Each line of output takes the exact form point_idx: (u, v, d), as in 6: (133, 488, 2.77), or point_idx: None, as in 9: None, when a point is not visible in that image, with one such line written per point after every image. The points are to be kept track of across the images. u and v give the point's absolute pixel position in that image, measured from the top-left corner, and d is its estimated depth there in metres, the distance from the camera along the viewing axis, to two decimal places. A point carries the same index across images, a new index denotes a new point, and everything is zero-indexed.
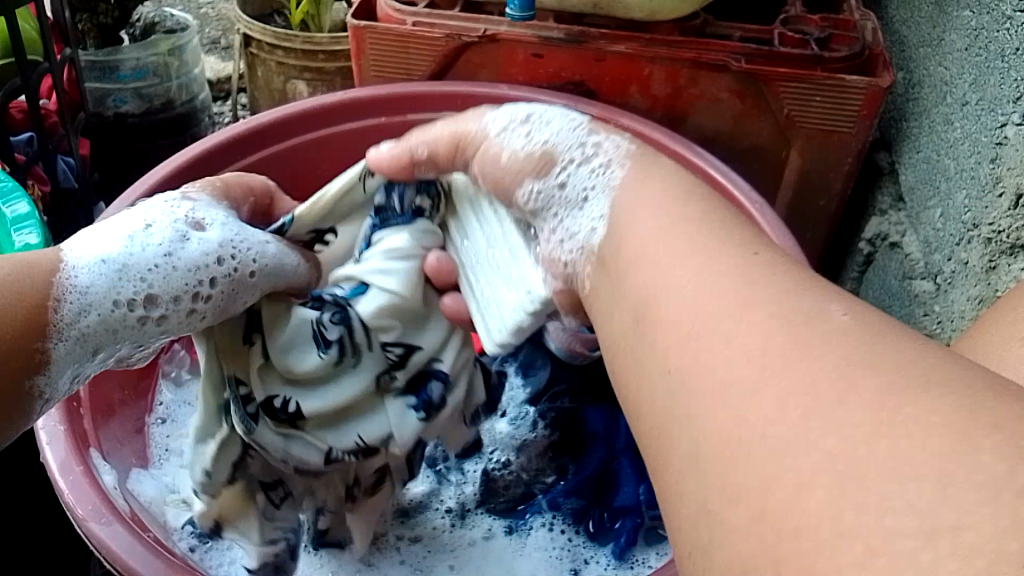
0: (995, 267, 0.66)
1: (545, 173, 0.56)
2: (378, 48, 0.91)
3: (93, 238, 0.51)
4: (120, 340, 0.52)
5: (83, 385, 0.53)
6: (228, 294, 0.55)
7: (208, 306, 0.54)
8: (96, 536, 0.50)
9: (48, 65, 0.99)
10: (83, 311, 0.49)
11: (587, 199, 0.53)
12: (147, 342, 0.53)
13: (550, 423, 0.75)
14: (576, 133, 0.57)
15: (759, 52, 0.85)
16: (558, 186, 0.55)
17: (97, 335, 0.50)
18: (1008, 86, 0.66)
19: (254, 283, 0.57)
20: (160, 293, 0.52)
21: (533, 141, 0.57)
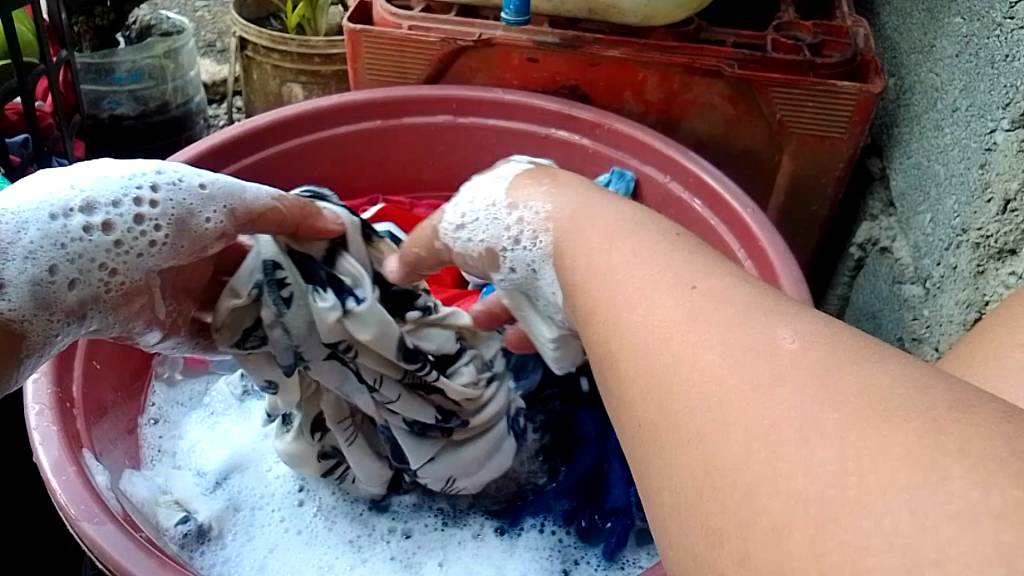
0: (983, 272, 0.66)
1: (498, 265, 0.55)
2: (374, 52, 0.91)
3: (27, 181, 0.52)
4: (74, 261, 0.51)
5: (60, 322, 0.51)
6: (182, 213, 0.55)
7: (157, 213, 0.54)
8: (87, 535, 0.50)
9: (44, 67, 0.99)
10: (20, 227, 0.49)
11: (541, 273, 0.52)
12: (108, 265, 0.52)
13: (541, 427, 0.76)
14: (497, 215, 0.54)
15: (751, 57, 0.85)
16: (512, 271, 0.54)
17: (44, 254, 0.49)
18: (997, 93, 0.66)
19: (208, 222, 0.56)
20: (100, 205, 0.52)
21: (475, 235, 0.55)
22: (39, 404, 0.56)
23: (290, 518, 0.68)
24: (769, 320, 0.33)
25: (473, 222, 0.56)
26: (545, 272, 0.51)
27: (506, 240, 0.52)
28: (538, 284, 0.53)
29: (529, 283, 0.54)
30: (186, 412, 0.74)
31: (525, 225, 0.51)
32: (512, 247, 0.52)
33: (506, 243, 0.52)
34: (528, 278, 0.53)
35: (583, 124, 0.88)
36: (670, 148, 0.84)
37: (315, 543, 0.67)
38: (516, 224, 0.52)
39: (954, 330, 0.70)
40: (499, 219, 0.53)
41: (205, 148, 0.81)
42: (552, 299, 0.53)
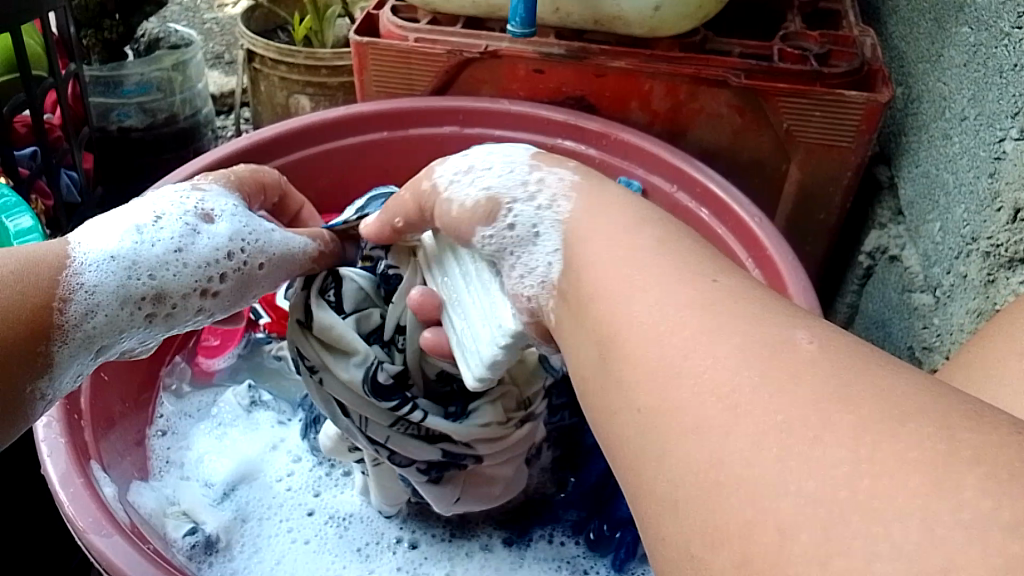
0: (994, 281, 0.66)
1: (492, 218, 0.53)
2: (381, 64, 0.91)
3: (104, 229, 0.56)
4: (123, 339, 0.56)
5: (85, 377, 0.58)
6: (240, 289, 0.61)
7: (215, 297, 0.59)
8: (95, 547, 0.50)
9: (53, 80, 0.99)
10: (93, 312, 0.53)
11: (539, 233, 0.50)
12: (149, 340, 0.59)
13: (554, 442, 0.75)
14: (516, 173, 0.54)
15: (758, 67, 0.85)
16: (506, 226, 0.52)
17: (101, 337, 0.55)
18: (1005, 102, 0.66)
19: (252, 293, 0.62)
20: (171, 297, 0.57)
21: (476, 187, 0.55)
22: (47, 416, 0.56)
23: (298, 529, 0.68)
24: (780, 342, 0.33)
25: (477, 174, 0.55)
26: (546, 234, 0.49)
27: (518, 191, 0.52)
28: (529, 246, 0.50)
29: (519, 243, 0.51)
30: (193, 423, 0.74)
31: (541, 184, 0.52)
32: (521, 199, 0.52)
33: (516, 194, 0.52)
34: (520, 236, 0.51)
35: (588, 134, 0.88)
36: (675, 157, 0.84)
37: (323, 553, 0.67)
38: (534, 182, 0.52)
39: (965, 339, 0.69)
40: (515, 174, 0.53)
41: (213, 160, 0.81)
42: (539, 262, 0.49)
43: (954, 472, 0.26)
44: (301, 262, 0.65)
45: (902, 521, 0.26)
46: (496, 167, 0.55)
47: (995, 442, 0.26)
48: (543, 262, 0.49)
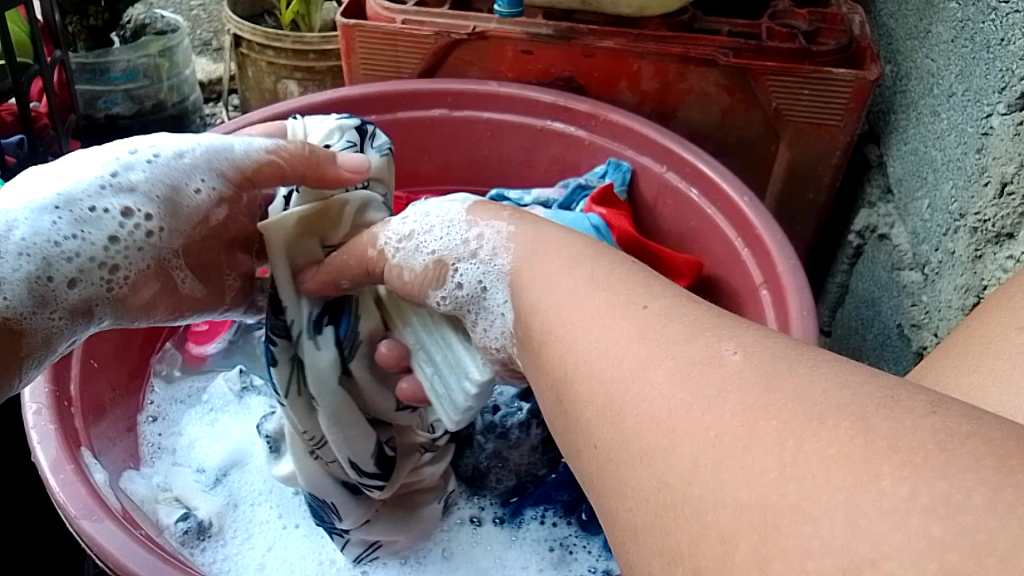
0: (981, 257, 0.66)
1: (443, 280, 0.54)
2: (368, 46, 0.91)
3: (12, 182, 0.50)
4: (75, 261, 0.50)
5: (70, 317, 0.51)
6: (166, 190, 0.54)
7: (141, 203, 0.53)
8: (87, 532, 0.50)
9: (38, 67, 0.98)
10: (10, 227, 0.48)
11: (488, 289, 0.51)
12: (104, 260, 0.52)
13: (543, 422, 0.70)
14: (456, 230, 0.54)
15: (746, 46, 0.84)
16: (458, 286, 0.53)
17: (39, 250, 0.48)
18: (993, 77, 0.66)
19: (196, 203, 0.56)
20: (85, 202, 0.51)
21: (422, 246, 0.55)
22: (37, 403, 0.56)
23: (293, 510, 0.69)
24: (788, 328, 0.34)
25: (421, 234, 0.56)
26: (495, 290, 0.51)
27: (461, 252, 0.53)
28: (483, 302, 0.52)
29: (473, 301, 0.52)
30: (186, 409, 0.74)
31: (482, 241, 0.52)
32: (465, 260, 0.52)
33: (460, 255, 0.53)
34: (472, 295, 0.52)
35: (577, 115, 0.88)
36: (665, 137, 0.84)
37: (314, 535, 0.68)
38: (475, 240, 0.53)
39: (953, 314, 0.70)
40: (455, 233, 0.54)
41: None
42: (496, 317, 0.51)
43: (891, 458, 0.26)
44: (272, 158, 0.57)
45: (838, 506, 0.26)
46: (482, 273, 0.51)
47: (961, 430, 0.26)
48: (501, 317, 0.51)
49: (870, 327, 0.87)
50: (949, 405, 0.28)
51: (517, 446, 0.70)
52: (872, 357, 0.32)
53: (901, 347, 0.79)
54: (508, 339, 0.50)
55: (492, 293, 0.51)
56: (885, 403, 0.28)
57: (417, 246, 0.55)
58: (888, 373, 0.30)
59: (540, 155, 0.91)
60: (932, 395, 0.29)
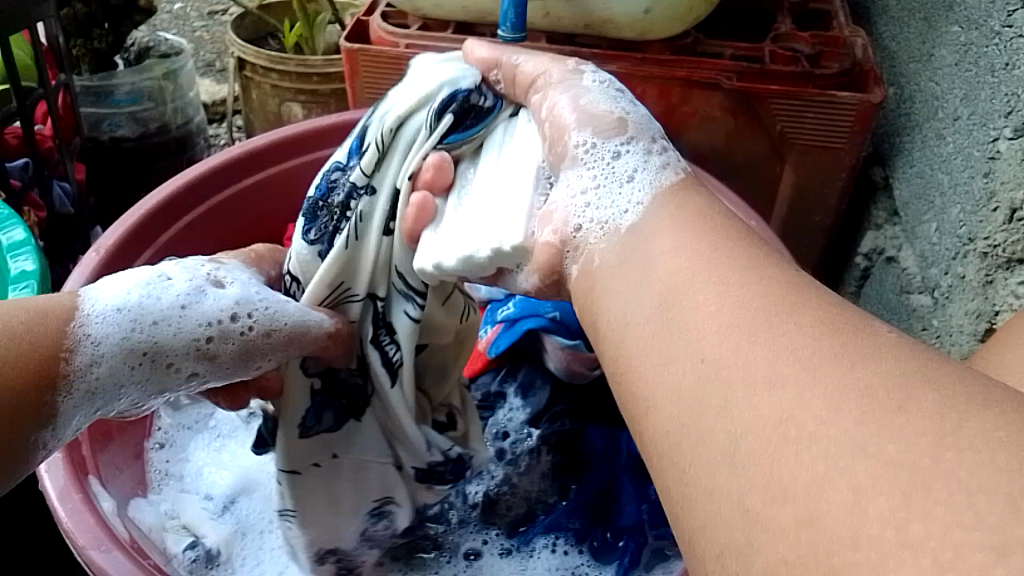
0: (992, 281, 0.66)
1: (616, 129, 0.53)
2: (373, 70, 0.91)
3: (115, 282, 0.54)
4: (132, 398, 0.54)
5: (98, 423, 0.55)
6: (241, 359, 0.56)
7: (213, 367, 0.56)
8: (95, 562, 0.49)
9: (43, 91, 0.98)
10: (95, 361, 0.52)
11: (632, 176, 0.50)
12: (153, 399, 0.55)
13: (552, 449, 0.74)
14: (652, 130, 0.55)
15: (750, 69, 0.85)
16: (617, 145, 0.52)
17: (106, 387, 0.52)
18: (999, 101, 0.66)
19: (257, 371, 0.58)
20: (169, 357, 0.54)
21: (617, 108, 0.56)
22: None
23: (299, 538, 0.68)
24: (811, 357, 0.34)
25: (625, 104, 0.57)
26: (636, 183, 0.50)
27: (644, 141, 0.53)
28: (615, 178, 0.50)
29: (607, 169, 0.51)
30: (192, 435, 0.73)
31: (663, 154, 0.53)
32: (636, 144, 0.52)
33: (639, 139, 0.53)
34: (612, 167, 0.51)
35: None
36: None
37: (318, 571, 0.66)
38: (658, 149, 0.53)
39: (964, 339, 0.70)
40: (647, 132, 0.54)
41: (206, 169, 0.82)
42: (612, 202, 0.49)
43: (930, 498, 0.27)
44: (317, 340, 0.58)
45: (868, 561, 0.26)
46: (615, 169, 0.51)
47: None
48: (616, 214, 0.48)
49: None
50: (977, 446, 0.28)
51: (526, 473, 0.72)
52: (897, 386, 0.32)
53: None
54: (607, 226, 0.48)
55: (631, 189, 0.50)
56: None
57: (597, 98, 0.57)
58: (915, 409, 0.31)
59: None
60: (959, 431, 0.29)
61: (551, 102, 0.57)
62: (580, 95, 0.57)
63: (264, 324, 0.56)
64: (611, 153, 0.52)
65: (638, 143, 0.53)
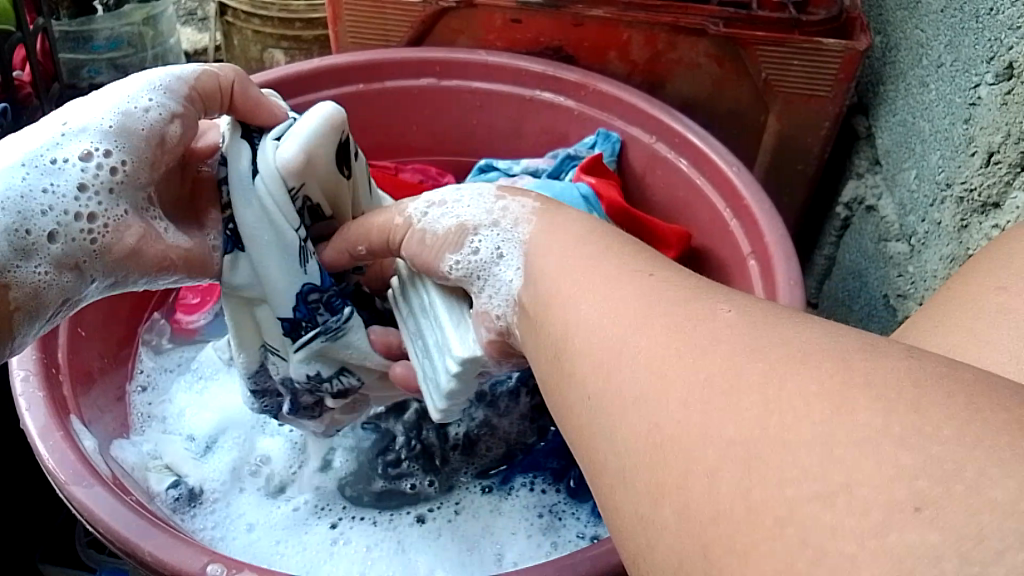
0: (967, 226, 0.67)
1: (461, 245, 0.53)
2: (355, 14, 0.90)
3: None
4: (48, 213, 0.47)
5: (53, 270, 0.47)
6: (120, 121, 0.49)
7: (100, 141, 0.48)
8: (77, 499, 0.50)
9: (21, 34, 0.97)
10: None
11: (504, 257, 0.50)
12: (76, 211, 0.48)
13: (532, 389, 0.72)
14: (483, 200, 0.54)
15: (738, 15, 0.84)
16: (472, 251, 0.52)
17: (12, 203, 0.46)
18: (981, 47, 0.66)
19: (142, 135, 0.50)
20: (55, 151, 0.48)
21: (448, 215, 0.54)
22: (25, 370, 0.57)
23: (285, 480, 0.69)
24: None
25: (450, 205, 0.55)
26: (509, 258, 0.50)
27: (484, 219, 0.52)
28: (494, 270, 0.50)
29: (484, 268, 0.51)
30: (174, 378, 0.75)
31: (506, 213, 0.52)
32: (488, 228, 0.52)
33: (483, 222, 0.52)
34: (485, 262, 0.51)
35: (566, 84, 0.87)
36: (653, 107, 0.84)
37: (294, 517, 0.66)
38: (500, 211, 0.53)
39: (938, 285, 0.71)
40: (484, 204, 0.54)
41: None
42: (501, 284, 0.50)
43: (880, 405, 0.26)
44: (193, 86, 0.53)
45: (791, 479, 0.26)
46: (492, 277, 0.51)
47: (944, 373, 0.26)
48: (506, 283, 0.49)
49: (857, 297, 0.88)
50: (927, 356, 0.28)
51: (506, 415, 0.72)
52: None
53: (886, 316, 0.80)
54: (513, 306, 0.49)
55: (504, 264, 0.50)
56: (868, 350, 0.28)
57: (430, 222, 0.55)
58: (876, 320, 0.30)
59: (528, 127, 0.91)
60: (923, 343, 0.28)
61: (409, 235, 0.55)
62: (416, 230, 0.55)
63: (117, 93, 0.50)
64: (474, 256, 0.52)
65: (485, 227, 0.52)
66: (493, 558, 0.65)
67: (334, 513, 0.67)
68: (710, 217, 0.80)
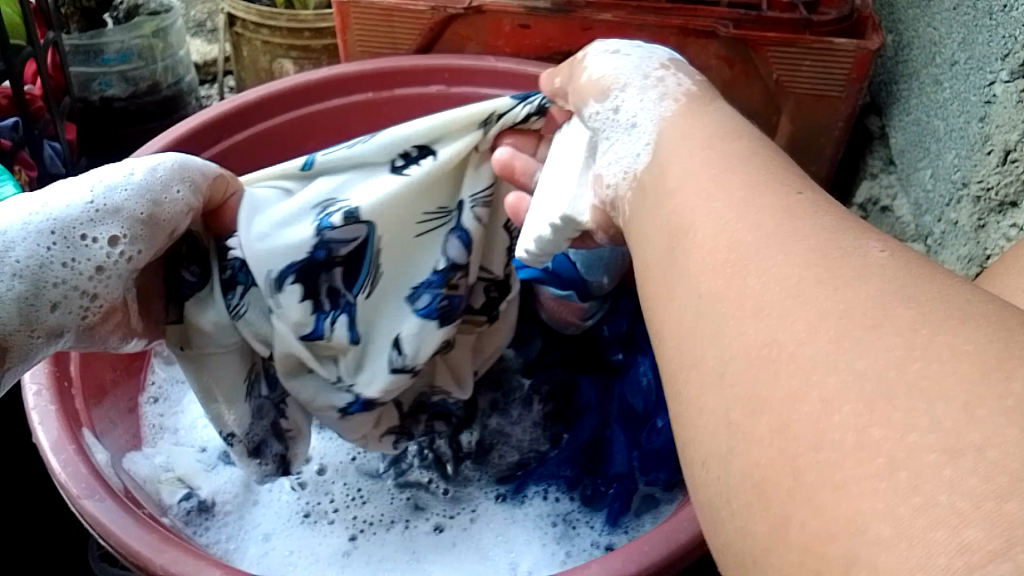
0: (985, 226, 0.66)
1: (605, 96, 0.52)
2: (363, 23, 0.90)
3: (15, 201, 0.53)
4: (60, 286, 0.52)
5: (38, 335, 0.52)
6: (147, 208, 0.55)
7: (126, 231, 0.54)
8: (89, 513, 0.50)
9: (31, 49, 0.97)
10: (10, 248, 0.50)
11: (635, 127, 0.48)
12: (86, 290, 0.53)
13: (544, 398, 0.74)
14: (645, 66, 0.53)
15: (747, 16, 0.83)
16: (612, 109, 0.51)
17: (31, 272, 0.50)
18: (996, 44, 0.65)
19: (154, 220, 0.55)
20: (77, 229, 0.52)
21: (613, 64, 0.54)
22: (37, 383, 0.56)
23: (302, 494, 0.68)
24: (814, 273, 0.32)
25: (622, 56, 0.55)
26: (641, 126, 0.48)
27: (638, 80, 0.51)
28: (620, 138, 0.49)
29: (611, 129, 0.50)
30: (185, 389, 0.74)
31: (660, 81, 0.51)
32: (638, 86, 0.51)
33: (635, 82, 0.51)
34: (615, 121, 0.50)
35: None
36: None
37: (306, 528, 0.66)
38: (655, 78, 0.51)
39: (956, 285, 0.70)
40: (645, 67, 0.52)
41: (195, 125, 0.81)
42: (625, 154, 0.47)
43: None
44: (201, 185, 0.59)
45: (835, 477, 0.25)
46: (621, 121, 0.49)
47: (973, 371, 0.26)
48: (632, 154, 0.47)
49: None
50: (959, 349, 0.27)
51: (518, 423, 0.74)
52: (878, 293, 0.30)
53: None
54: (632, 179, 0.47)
55: (637, 132, 0.47)
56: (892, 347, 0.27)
57: (596, 65, 0.55)
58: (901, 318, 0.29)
59: None
60: (954, 338, 0.27)
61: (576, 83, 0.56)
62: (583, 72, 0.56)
63: (162, 181, 0.56)
64: (613, 111, 0.51)
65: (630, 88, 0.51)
66: (507, 567, 0.64)
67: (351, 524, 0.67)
68: None
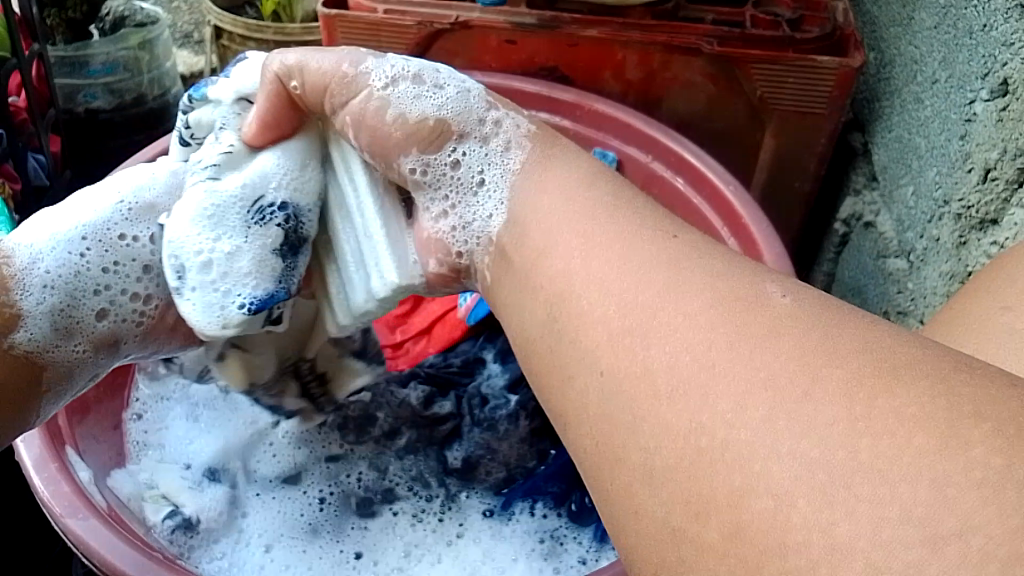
0: (966, 243, 0.67)
1: (438, 143, 0.56)
2: (350, 37, 0.90)
3: (37, 222, 0.55)
4: (100, 292, 0.55)
5: (91, 347, 0.56)
6: None
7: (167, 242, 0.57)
8: (70, 530, 0.50)
9: (16, 61, 0.96)
10: (42, 261, 0.53)
11: (483, 187, 0.55)
12: (138, 292, 0.57)
13: (531, 412, 0.73)
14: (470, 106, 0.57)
15: (732, 34, 0.84)
16: (449, 162, 0.56)
17: (63, 282, 0.54)
18: (976, 64, 0.66)
19: None
20: (111, 231, 0.56)
21: (430, 104, 0.56)
22: None
23: (298, 511, 0.68)
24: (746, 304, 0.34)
25: (434, 93, 0.56)
26: (490, 196, 0.54)
27: (475, 133, 0.56)
28: (474, 200, 0.55)
29: (461, 197, 0.56)
30: (168, 406, 0.73)
31: (498, 128, 0.56)
32: (478, 144, 0.56)
33: (473, 136, 0.56)
34: (462, 193, 0.56)
35: (561, 105, 0.87)
36: (651, 127, 0.84)
37: (293, 547, 0.66)
38: (491, 124, 0.56)
39: (938, 301, 0.71)
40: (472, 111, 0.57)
41: None
42: (483, 211, 0.54)
43: None
44: None
45: None
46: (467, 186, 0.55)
47: None
48: (484, 220, 0.54)
49: (856, 315, 0.88)
50: None
51: (506, 438, 0.72)
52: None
53: (888, 333, 0.80)
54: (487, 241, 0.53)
55: (487, 190, 0.54)
56: None
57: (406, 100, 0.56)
58: None
59: None
60: None
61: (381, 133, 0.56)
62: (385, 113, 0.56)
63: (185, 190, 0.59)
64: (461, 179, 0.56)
65: (472, 140, 0.56)
66: None
67: (355, 540, 0.67)
68: (708, 236, 0.79)
